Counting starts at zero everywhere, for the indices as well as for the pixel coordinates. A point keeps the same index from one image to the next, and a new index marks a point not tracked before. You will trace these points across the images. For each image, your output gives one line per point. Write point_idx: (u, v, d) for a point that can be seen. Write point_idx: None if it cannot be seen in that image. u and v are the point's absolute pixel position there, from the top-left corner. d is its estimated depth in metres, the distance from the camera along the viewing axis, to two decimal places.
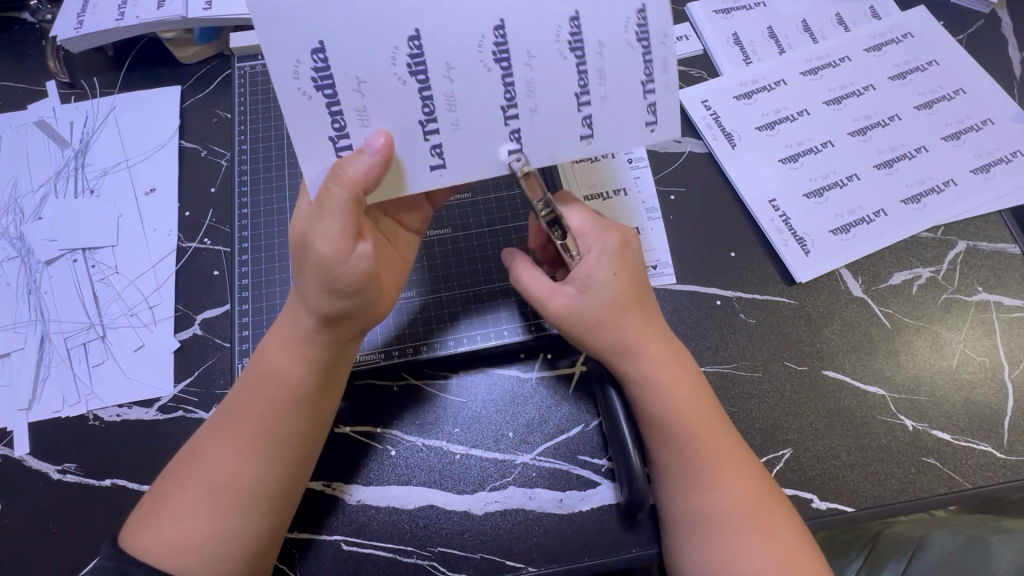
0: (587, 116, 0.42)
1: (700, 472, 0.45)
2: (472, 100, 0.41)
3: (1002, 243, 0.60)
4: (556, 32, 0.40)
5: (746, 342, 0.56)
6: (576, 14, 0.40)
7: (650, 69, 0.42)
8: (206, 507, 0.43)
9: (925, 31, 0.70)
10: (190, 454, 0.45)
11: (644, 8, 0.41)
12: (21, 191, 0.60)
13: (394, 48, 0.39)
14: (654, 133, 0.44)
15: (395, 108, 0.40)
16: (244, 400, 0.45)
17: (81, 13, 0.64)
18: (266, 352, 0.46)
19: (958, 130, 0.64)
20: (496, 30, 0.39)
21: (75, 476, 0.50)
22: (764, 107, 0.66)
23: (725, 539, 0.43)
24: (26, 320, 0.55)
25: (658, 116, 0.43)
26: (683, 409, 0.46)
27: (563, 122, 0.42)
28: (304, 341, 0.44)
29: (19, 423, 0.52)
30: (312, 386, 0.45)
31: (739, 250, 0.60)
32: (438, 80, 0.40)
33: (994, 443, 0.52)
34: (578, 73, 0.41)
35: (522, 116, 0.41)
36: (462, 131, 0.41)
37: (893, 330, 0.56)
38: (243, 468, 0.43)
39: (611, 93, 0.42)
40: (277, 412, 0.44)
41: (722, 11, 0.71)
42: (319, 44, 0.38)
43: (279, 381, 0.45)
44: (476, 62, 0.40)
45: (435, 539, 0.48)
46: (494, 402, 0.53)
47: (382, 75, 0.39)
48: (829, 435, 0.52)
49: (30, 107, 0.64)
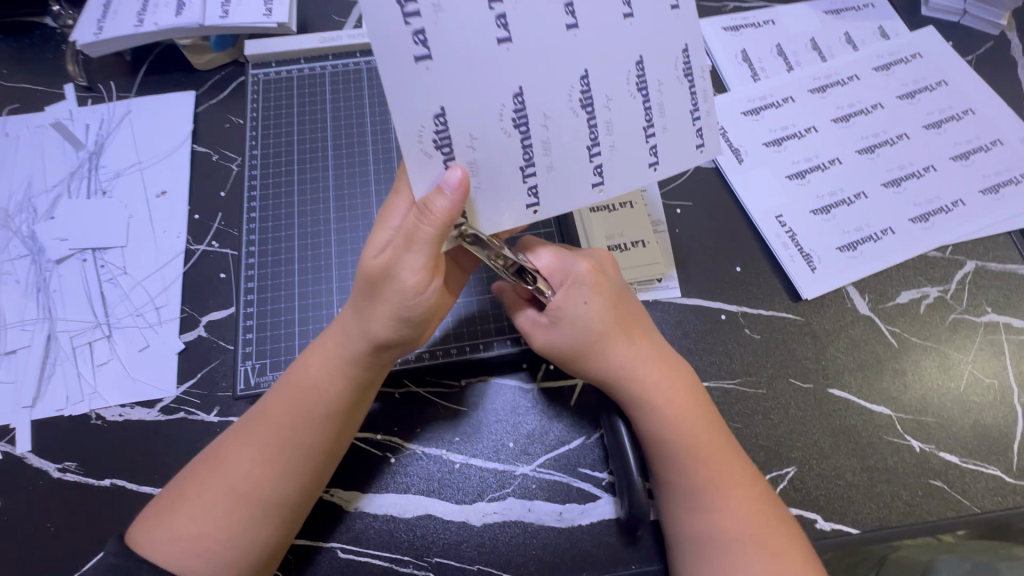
0: (654, 147, 0.43)
1: (700, 490, 0.44)
2: (563, 144, 0.41)
3: (1011, 264, 0.59)
4: (620, 74, 0.41)
5: (751, 358, 0.55)
6: (642, 58, 0.41)
7: (694, 99, 0.43)
8: (222, 513, 0.42)
9: (935, 52, 0.70)
10: (213, 456, 0.45)
11: (687, 48, 0.42)
12: (35, 191, 0.61)
13: (501, 105, 0.39)
14: (704, 154, 0.45)
15: (499, 159, 0.40)
16: (279, 412, 0.45)
17: (101, 19, 0.65)
18: (306, 365, 0.46)
19: (967, 150, 0.64)
20: (581, 80, 0.40)
21: (74, 475, 0.50)
22: (771, 123, 0.66)
23: (734, 561, 0.42)
24: (34, 318, 0.56)
25: (706, 138, 0.44)
26: (680, 431, 0.46)
27: (638, 156, 0.43)
28: (348, 362, 0.45)
29: (22, 420, 0.52)
30: (348, 405, 0.45)
31: (744, 265, 0.59)
32: (463, 151, 0.39)
33: (1003, 468, 0.51)
34: (643, 111, 0.42)
35: (603, 152, 0.42)
36: (557, 171, 0.42)
37: (900, 349, 0.56)
38: (266, 479, 0.43)
39: (671, 124, 0.43)
40: (308, 428, 0.44)
41: (730, 28, 0.72)
42: (441, 110, 0.38)
43: (315, 397, 0.45)
44: (567, 111, 0.40)
45: (432, 549, 0.48)
46: (495, 412, 0.53)
47: (491, 132, 0.39)
48: (833, 454, 0.52)
49: (48, 109, 0.66)
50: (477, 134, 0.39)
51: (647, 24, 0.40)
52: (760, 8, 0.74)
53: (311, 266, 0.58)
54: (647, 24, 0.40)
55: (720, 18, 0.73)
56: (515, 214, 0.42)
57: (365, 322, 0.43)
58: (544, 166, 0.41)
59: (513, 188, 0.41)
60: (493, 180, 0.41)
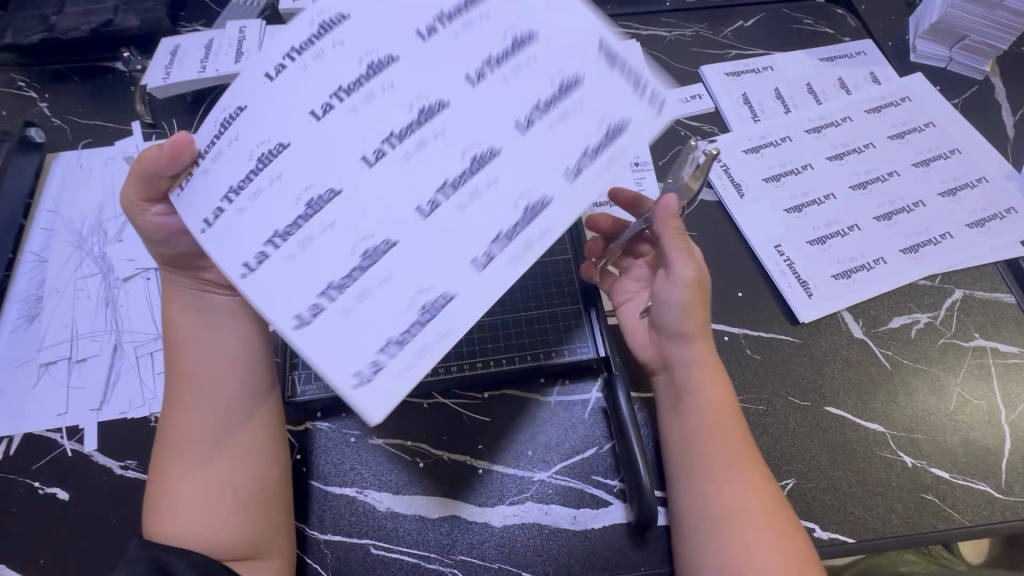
0: (317, 312, 0.36)
1: (726, 469, 0.48)
2: (260, 213, 0.38)
3: (997, 293, 0.64)
4: (360, 231, 0.37)
5: (753, 376, 0.60)
6: (424, 214, 0.38)
7: (410, 331, 0.36)
8: (209, 465, 0.48)
9: (923, 96, 0.76)
10: (165, 443, 0.49)
11: (480, 266, 0.37)
12: (106, 216, 0.68)
13: (263, 138, 0.39)
14: (353, 391, 0.34)
15: (227, 171, 0.39)
16: (178, 367, 0.51)
17: (169, 65, 0.74)
18: (171, 328, 0.52)
19: (954, 187, 0.69)
20: (327, 192, 0.38)
21: (135, 472, 0.55)
22: (771, 161, 0.72)
23: (749, 534, 0.46)
24: (103, 330, 0.62)
25: (382, 371, 0.35)
26: (716, 406, 0.51)
27: (297, 293, 0.36)
28: (193, 292, 0.53)
29: (90, 422, 0.58)
30: (215, 322, 0.52)
31: (745, 291, 0.64)
32: (226, 143, 0.39)
33: (993, 484, 0.55)
34: (352, 274, 0.37)
35: (275, 253, 0.37)
36: (240, 218, 0.38)
37: (893, 371, 0.60)
38: (212, 418, 0.49)
39: (357, 315, 0.36)
40: (202, 361, 0.51)
41: (732, 73, 0.79)
42: (240, 108, 0.39)
43: (186, 336, 0.51)
44: (287, 204, 0.38)
45: (457, 548, 0.52)
46: (515, 422, 0.58)
47: (239, 154, 0.39)
48: (830, 467, 0.55)
49: (118, 143, 0.74)
50: (242, 142, 0.39)
51: (438, 229, 0.38)
52: (759, 55, 0.81)
53: None
54: (452, 240, 0.38)
55: (723, 64, 0.80)
56: (195, 215, 0.39)
57: (151, 249, 0.51)
58: (239, 211, 0.38)
59: (211, 196, 0.39)
60: (212, 181, 0.39)
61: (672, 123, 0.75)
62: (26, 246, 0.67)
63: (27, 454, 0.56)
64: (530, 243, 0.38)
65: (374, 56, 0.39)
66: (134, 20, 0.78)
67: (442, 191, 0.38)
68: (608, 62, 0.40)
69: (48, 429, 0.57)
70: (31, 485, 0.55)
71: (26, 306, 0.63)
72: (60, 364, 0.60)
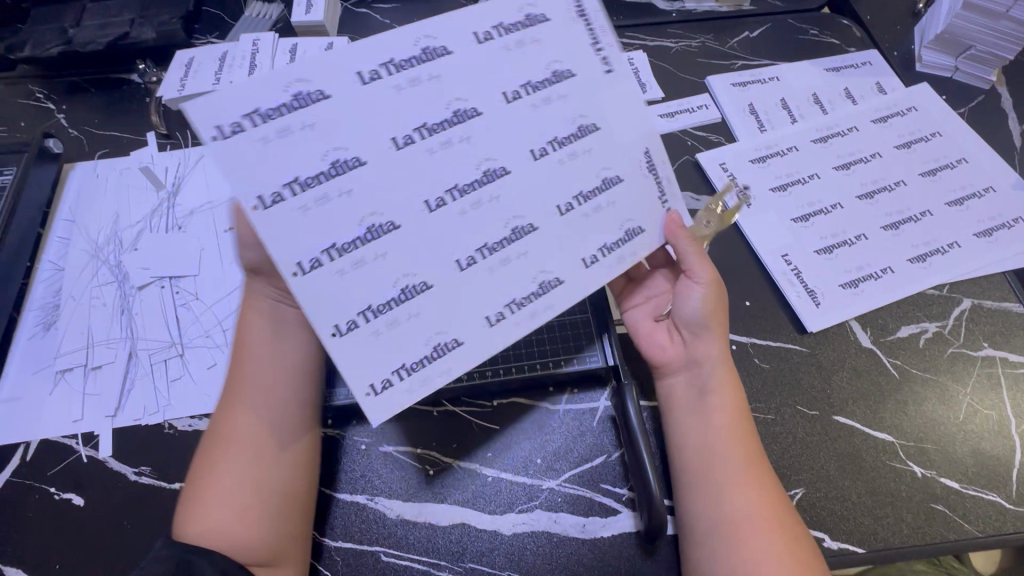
0: (349, 323, 0.40)
1: (731, 478, 0.49)
2: (325, 221, 0.40)
3: (1006, 302, 0.64)
4: (410, 265, 0.42)
5: (761, 385, 0.60)
6: (462, 264, 0.43)
7: (423, 361, 0.41)
8: (247, 464, 0.49)
9: (929, 105, 0.76)
10: (215, 435, 0.51)
11: (490, 318, 0.43)
12: (122, 226, 0.70)
13: (343, 148, 0.40)
14: (365, 400, 0.40)
15: (293, 156, 0.39)
16: (240, 367, 0.53)
17: (184, 77, 0.75)
18: (241, 329, 0.54)
19: (962, 196, 0.69)
20: (385, 224, 0.41)
21: (149, 478, 0.56)
22: (778, 170, 0.72)
23: (758, 537, 0.46)
24: (118, 337, 0.63)
25: (393, 386, 0.41)
26: (727, 409, 0.52)
27: (338, 301, 0.40)
28: (262, 303, 0.55)
29: (105, 428, 0.58)
30: (280, 334, 0.54)
31: (753, 300, 0.65)
32: (298, 122, 0.40)
33: (1003, 495, 0.54)
34: (392, 299, 0.41)
35: (325, 265, 0.40)
36: (301, 216, 0.39)
37: (902, 380, 0.60)
38: (259, 421, 0.51)
39: (382, 336, 0.41)
40: (264, 366, 0.52)
41: (738, 83, 0.79)
42: (322, 95, 0.40)
43: (256, 347, 0.53)
44: (350, 222, 0.40)
45: (467, 555, 0.53)
46: (525, 430, 0.58)
47: (315, 151, 0.40)
48: (838, 476, 0.55)
49: (134, 153, 0.75)
50: (320, 137, 0.40)
51: (469, 284, 0.43)
52: (765, 65, 0.82)
53: None
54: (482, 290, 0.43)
55: (729, 74, 0.80)
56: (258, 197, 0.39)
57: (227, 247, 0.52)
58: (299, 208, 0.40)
59: (270, 167, 0.39)
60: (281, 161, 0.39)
61: (679, 133, 0.76)
62: (43, 255, 0.68)
63: (43, 460, 0.57)
64: (537, 313, 0.44)
65: (463, 105, 0.43)
66: (149, 32, 0.79)
67: (480, 250, 0.43)
68: (650, 172, 0.48)
69: (63, 436, 0.58)
70: (47, 491, 0.56)
71: (43, 314, 0.64)
72: (76, 371, 0.61)
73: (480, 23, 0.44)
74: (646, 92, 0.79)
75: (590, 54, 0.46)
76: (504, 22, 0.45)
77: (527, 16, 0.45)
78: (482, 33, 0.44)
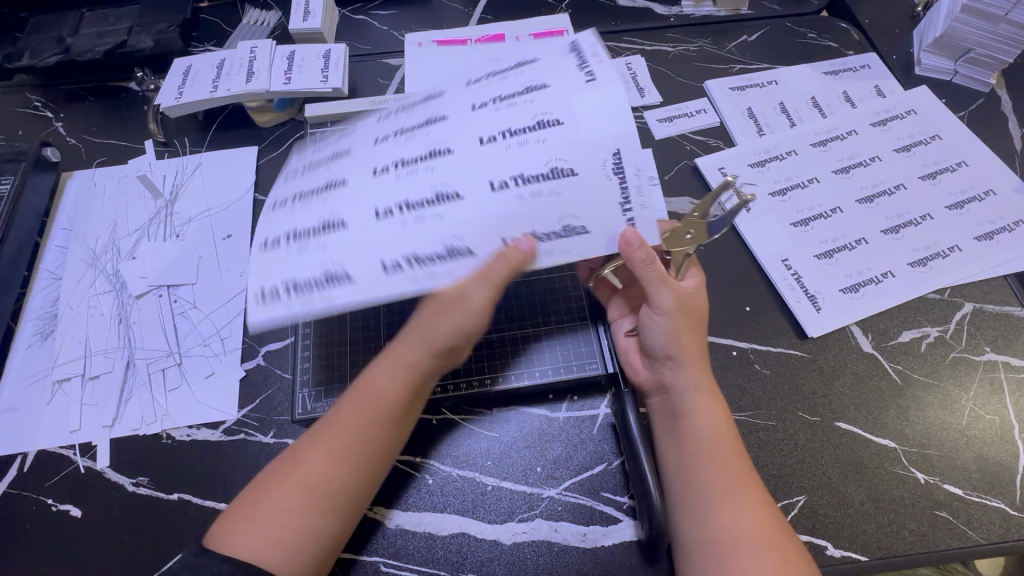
0: (268, 245, 0.46)
1: (716, 497, 0.48)
2: (298, 215, 0.47)
3: (1008, 306, 0.64)
4: (334, 211, 0.46)
5: (761, 392, 0.59)
6: (375, 214, 0.45)
7: (309, 290, 0.44)
8: (303, 510, 0.46)
9: (928, 108, 0.76)
10: (289, 460, 0.49)
11: (382, 265, 0.44)
12: (120, 234, 0.70)
13: (340, 174, 0.48)
14: (252, 307, 0.44)
15: (308, 178, 0.50)
16: (349, 411, 0.50)
17: (181, 85, 0.75)
18: (373, 374, 0.52)
19: (962, 200, 0.69)
20: (334, 220, 0.45)
21: (147, 489, 0.56)
22: (777, 174, 0.72)
23: (748, 560, 0.45)
24: (115, 347, 0.63)
25: (274, 305, 0.44)
26: (711, 431, 0.51)
27: (272, 235, 0.47)
28: (410, 370, 0.51)
29: (102, 439, 0.58)
30: (405, 407, 0.51)
31: (753, 305, 0.64)
32: (326, 161, 0.50)
33: (1007, 501, 0.54)
34: (307, 235, 0.45)
35: (280, 238, 0.46)
36: (288, 213, 0.48)
37: (903, 385, 0.60)
38: (338, 473, 0.48)
39: (288, 265, 0.45)
40: (373, 427, 0.50)
41: (737, 87, 0.79)
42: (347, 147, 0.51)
43: (382, 403, 0.50)
44: (315, 215, 0.46)
45: (467, 565, 0.52)
46: (524, 438, 0.58)
47: (322, 175, 0.49)
48: (841, 483, 0.55)
49: (131, 162, 0.75)
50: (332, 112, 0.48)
51: (383, 236, 0.44)
52: (763, 69, 0.82)
53: None
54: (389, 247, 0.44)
55: (728, 78, 0.80)
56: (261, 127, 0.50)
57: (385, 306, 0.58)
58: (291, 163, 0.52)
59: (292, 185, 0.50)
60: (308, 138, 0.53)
61: (677, 138, 0.76)
62: (41, 264, 0.68)
63: (41, 471, 0.57)
64: (432, 274, 0.43)
65: (435, 116, 0.49)
66: (147, 41, 0.79)
67: (400, 206, 0.45)
68: (617, 176, 0.44)
69: (61, 446, 0.58)
70: (44, 502, 0.55)
71: (41, 323, 0.64)
72: (74, 380, 0.61)
73: (478, 73, 0.53)
74: (644, 97, 0.79)
75: (575, 71, 0.47)
76: (500, 68, 0.52)
77: (528, 60, 0.51)
78: (473, 79, 0.52)
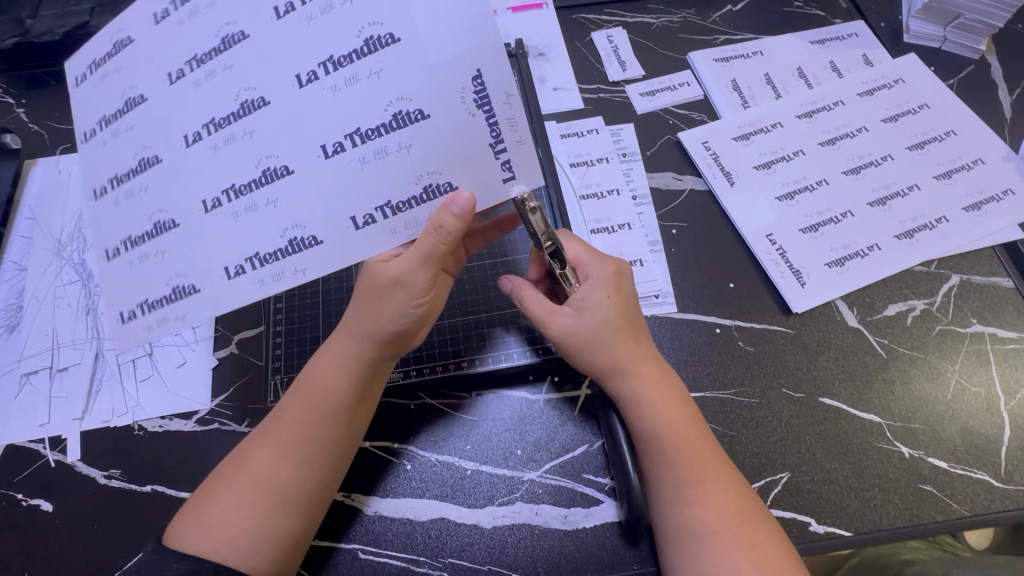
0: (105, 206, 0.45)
1: (694, 487, 0.46)
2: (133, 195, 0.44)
3: (995, 277, 0.62)
4: (170, 195, 0.43)
5: (745, 369, 0.58)
6: (206, 204, 0.43)
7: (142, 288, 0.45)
8: (250, 509, 0.45)
9: (916, 77, 0.74)
10: (239, 456, 0.48)
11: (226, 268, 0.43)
12: (85, 223, 0.68)
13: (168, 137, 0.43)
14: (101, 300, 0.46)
15: (130, 128, 0.44)
16: (293, 408, 0.49)
17: None
18: (315, 367, 0.50)
19: (950, 169, 0.67)
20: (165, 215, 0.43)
21: (119, 482, 0.54)
22: (761, 148, 0.70)
23: (715, 552, 0.44)
24: (84, 338, 0.61)
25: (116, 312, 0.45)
26: (670, 422, 0.49)
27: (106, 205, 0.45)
28: (352, 360, 0.49)
29: (72, 431, 0.57)
30: (351, 399, 0.49)
31: (737, 282, 0.63)
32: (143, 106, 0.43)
33: (991, 473, 0.53)
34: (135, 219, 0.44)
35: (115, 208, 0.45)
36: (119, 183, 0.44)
37: (889, 360, 0.59)
38: (286, 471, 0.47)
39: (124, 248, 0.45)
40: (318, 421, 0.48)
41: (721, 59, 0.77)
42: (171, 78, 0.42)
43: (325, 395, 0.49)
44: (148, 199, 0.44)
45: (446, 550, 0.51)
46: (504, 422, 0.57)
47: (148, 123, 0.43)
48: (825, 460, 0.54)
49: None
50: (245, 69, 0.41)
51: (218, 226, 0.43)
52: (749, 40, 0.79)
53: (331, 286, 0.62)
54: (253, 237, 0.43)
55: (712, 50, 0.78)
56: (160, 65, 0.42)
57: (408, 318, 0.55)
58: (120, 125, 0.44)
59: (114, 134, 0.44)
60: (128, 117, 0.44)
61: (660, 113, 0.74)
62: (5, 255, 0.66)
63: (9, 466, 0.55)
64: (281, 275, 0.43)
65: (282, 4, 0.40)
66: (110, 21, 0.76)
67: (231, 194, 0.43)
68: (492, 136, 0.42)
69: (30, 440, 0.57)
70: (14, 497, 0.54)
71: (6, 316, 0.62)
72: (41, 373, 0.60)
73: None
74: (626, 70, 0.76)
75: None
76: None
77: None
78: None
